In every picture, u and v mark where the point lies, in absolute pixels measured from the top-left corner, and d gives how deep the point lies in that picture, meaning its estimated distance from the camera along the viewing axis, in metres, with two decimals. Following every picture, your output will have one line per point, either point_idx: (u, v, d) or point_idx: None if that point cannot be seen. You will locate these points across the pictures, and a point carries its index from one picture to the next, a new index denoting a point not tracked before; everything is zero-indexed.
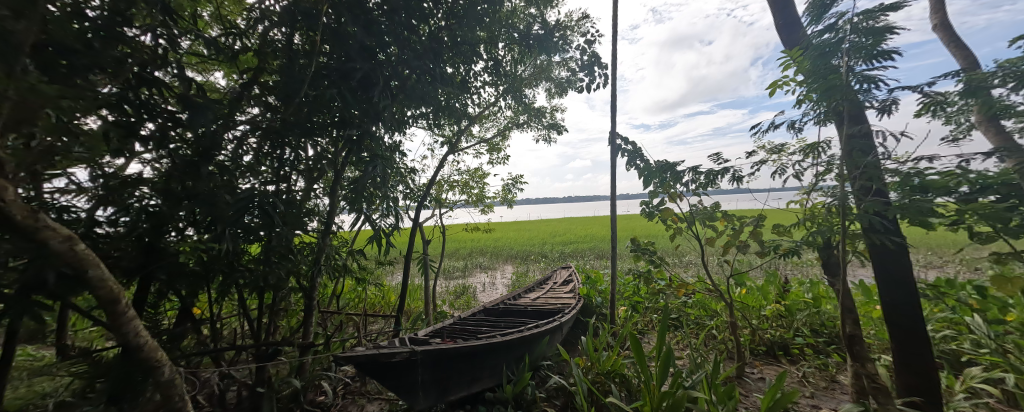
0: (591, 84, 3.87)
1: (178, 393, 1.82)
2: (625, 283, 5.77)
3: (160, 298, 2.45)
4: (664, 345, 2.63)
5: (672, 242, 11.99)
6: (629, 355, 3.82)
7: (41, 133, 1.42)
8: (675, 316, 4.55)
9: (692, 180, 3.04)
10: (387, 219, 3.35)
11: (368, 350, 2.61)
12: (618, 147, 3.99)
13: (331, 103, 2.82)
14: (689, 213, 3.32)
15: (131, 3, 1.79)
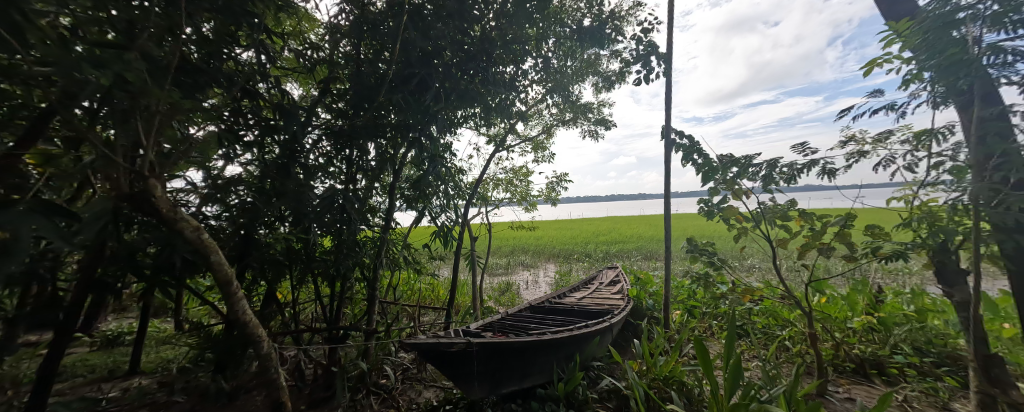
0: (646, 77, 3.70)
1: (272, 364, 2.26)
2: (679, 286, 5.45)
3: (252, 283, 2.79)
4: (733, 354, 2.43)
5: (734, 244, 11.03)
6: (689, 362, 3.60)
7: (169, 140, 1.69)
8: (740, 324, 4.20)
9: (768, 176, 2.76)
10: (443, 217, 3.53)
11: (429, 339, 2.76)
12: (673, 142, 3.77)
13: (393, 107, 3.03)
14: (758, 212, 3.03)
15: (233, 27, 2.08)
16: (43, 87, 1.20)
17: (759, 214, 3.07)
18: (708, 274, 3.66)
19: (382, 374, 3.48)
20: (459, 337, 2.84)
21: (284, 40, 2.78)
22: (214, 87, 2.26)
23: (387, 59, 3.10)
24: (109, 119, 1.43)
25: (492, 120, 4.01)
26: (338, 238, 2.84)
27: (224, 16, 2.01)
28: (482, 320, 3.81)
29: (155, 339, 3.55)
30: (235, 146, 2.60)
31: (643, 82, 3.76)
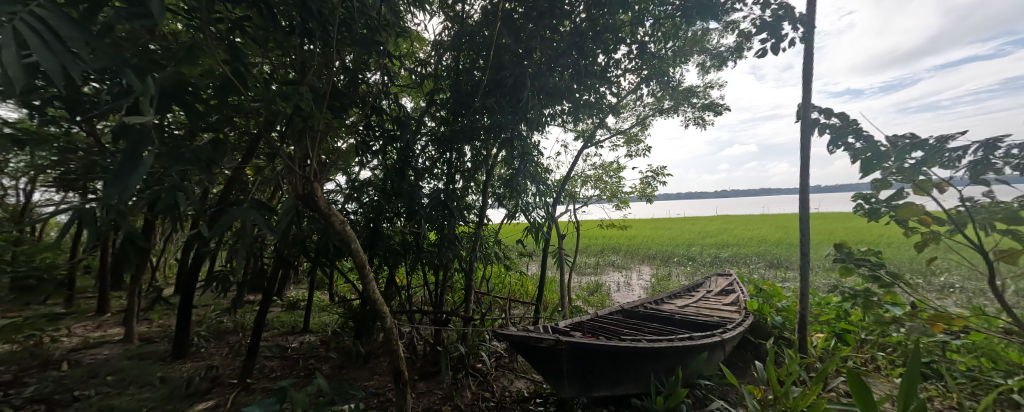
0: (774, 45, 3.17)
1: (393, 340, 2.63)
2: (822, 304, 4.51)
3: (377, 268, 3.32)
4: (909, 401, 1.91)
5: (913, 255, 8.46)
6: (834, 399, 2.98)
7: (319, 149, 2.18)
8: (926, 361, 3.26)
9: (989, 162, 2.08)
10: (535, 214, 3.61)
11: (520, 332, 2.88)
12: (814, 122, 3.18)
13: (487, 111, 3.23)
14: (961, 211, 2.33)
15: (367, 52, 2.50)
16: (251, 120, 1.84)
17: (960, 213, 2.36)
18: (866, 290, 2.95)
19: (478, 359, 3.75)
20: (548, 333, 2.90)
21: (401, 60, 3.22)
22: (350, 105, 2.76)
23: (482, 65, 3.31)
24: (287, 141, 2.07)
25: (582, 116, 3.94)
26: (441, 233, 3.17)
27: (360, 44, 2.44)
28: (572, 319, 3.79)
29: (314, 307, 4.49)
30: (365, 154, 3.13)
31: (770, 53, 3.22)
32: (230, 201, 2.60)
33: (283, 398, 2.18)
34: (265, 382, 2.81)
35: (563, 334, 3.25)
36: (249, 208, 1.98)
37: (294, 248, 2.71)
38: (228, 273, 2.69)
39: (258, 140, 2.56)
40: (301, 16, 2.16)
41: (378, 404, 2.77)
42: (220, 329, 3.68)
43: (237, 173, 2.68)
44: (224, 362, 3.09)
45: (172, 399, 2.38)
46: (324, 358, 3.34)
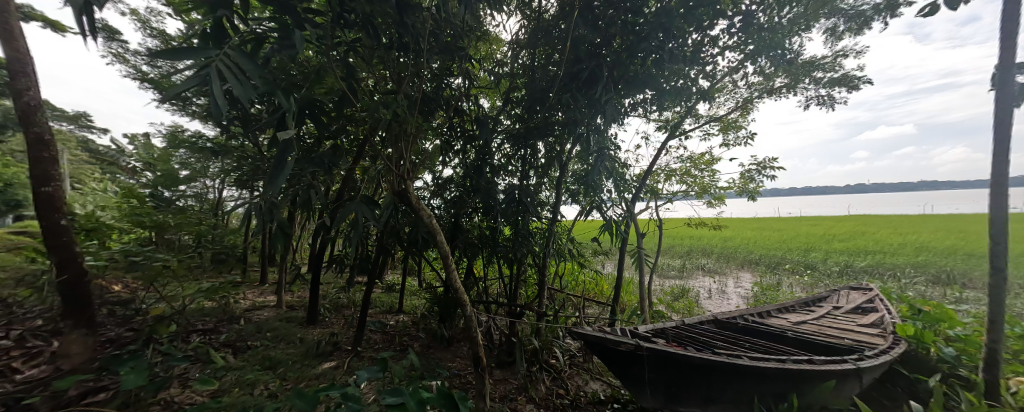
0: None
1: (474, 328, 2.82)
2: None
3: (459, 259, 3.59)
4: None
5: None
6: None
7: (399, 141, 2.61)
8: None
9: None
10: (612, 212, 3.37)
11: (598, 333, 2.83)
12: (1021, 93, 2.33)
13: (563, 106, 3.20)
14: None
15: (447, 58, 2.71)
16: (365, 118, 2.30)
17: None
18: None
19: (552, 355, 3.74)
20: (628, 338, 2.78)
21: (480, 62, 3.36)
22: (433, 110, 3.04)
23: (559, 60, 3.25)
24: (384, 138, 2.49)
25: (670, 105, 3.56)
26: (516, 228, 3.26)
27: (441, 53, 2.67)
28: (655, 325, 3.54)
29: (407, 291, 5.05)
30: (448, 154, 3.41)
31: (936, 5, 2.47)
32: (345, 196, 3.08)
33: (386, 367, 2.46)
34: (372, 351, 3.27)
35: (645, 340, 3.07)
36: (356, 204, 2.46)
37: (391, 238, 3.10)
38: (343, 257, 3.20)
39: (364, 144, 2.99)
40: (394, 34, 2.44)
41: (460, 385, 3.00)
42: (338, 303, 4.40)
43: (348, 173, 3.16)
44: (341, 330, 3.65)
45: (306, 356, 2.98)
46: (415, 336, 3.74)
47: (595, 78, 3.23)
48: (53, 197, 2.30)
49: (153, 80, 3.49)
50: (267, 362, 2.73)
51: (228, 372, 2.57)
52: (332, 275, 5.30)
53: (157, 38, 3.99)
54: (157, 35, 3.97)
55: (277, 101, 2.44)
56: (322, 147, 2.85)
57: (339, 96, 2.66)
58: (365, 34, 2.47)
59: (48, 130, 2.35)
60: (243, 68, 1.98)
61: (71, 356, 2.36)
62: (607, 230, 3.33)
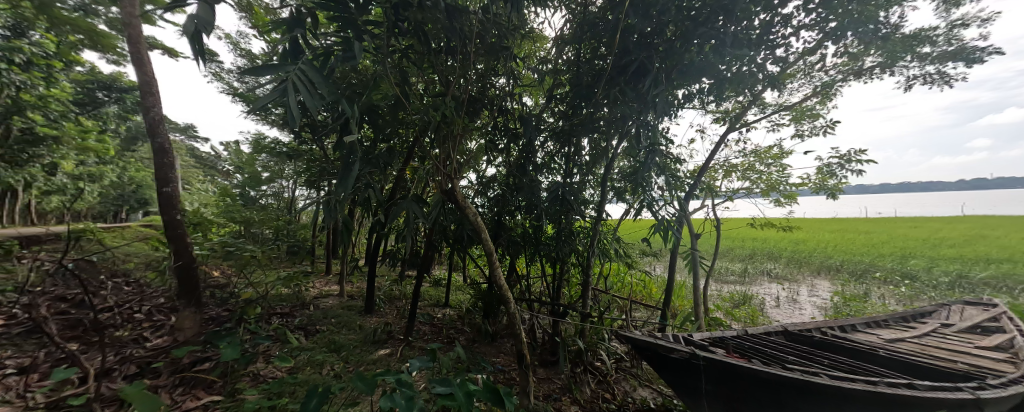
0: None
1: (517, 325, 2.84)
2: None
3: (502, 257, 3.63)
4: None
5: None
6: None
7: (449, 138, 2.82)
8: None
9: None
10: (665, 211, 3.11)
11: (648, 338, 2.71)
12: None
13: (609, 101, 3.07)
14: None
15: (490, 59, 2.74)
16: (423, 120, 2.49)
17: None
18: None
19: (598, 357, 3.62)
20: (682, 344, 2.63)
21: (525, 61, 3.36)
22: (477, 110, 3.10)
23: (607, 53, 3.11)
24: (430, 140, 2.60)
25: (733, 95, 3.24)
26: (559, 227, 3.21)
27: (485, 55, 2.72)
28: (714, 333, 3.28)
29: (453, 286, 5.23)
30: (491, 153, 3.45)
31: None
32: (396, 195, 3.27)
33: (434, 357, 2.57)
34: (421, 341, 3.44)
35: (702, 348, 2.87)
36: (405, 202, 2.60)
37: (438, 235, 3.22)
38: (394, 251, 3.41)
39: (414, 146, 3.15)
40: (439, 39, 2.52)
41: (504, 380, 3.03)
42: (391, 295, 4.68)
43: (400, 173, 3.34)
44: (394, 320, 3.88)
45: (363, 342, 3.22)
46: (460, 330, 3.86)
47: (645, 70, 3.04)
48: (171, 196, 2.65)
49: (240, 94, 3.99)
50: (329, 346, 3.00)
51: (300, 351, 2.87)
52: (386, 268, 5.65)
53: (244, 58, 4.56)
54: (244, 55, 4.53)
55: (339, 109, 2.70)
56: (377, 149, 3.05)
57: (393, 100, 2.86)
58: (417, 40, 2.62)
59: (167, 138, 2.70)
60: (313, 81, 2.26)
61: (185, 329, 2.69)
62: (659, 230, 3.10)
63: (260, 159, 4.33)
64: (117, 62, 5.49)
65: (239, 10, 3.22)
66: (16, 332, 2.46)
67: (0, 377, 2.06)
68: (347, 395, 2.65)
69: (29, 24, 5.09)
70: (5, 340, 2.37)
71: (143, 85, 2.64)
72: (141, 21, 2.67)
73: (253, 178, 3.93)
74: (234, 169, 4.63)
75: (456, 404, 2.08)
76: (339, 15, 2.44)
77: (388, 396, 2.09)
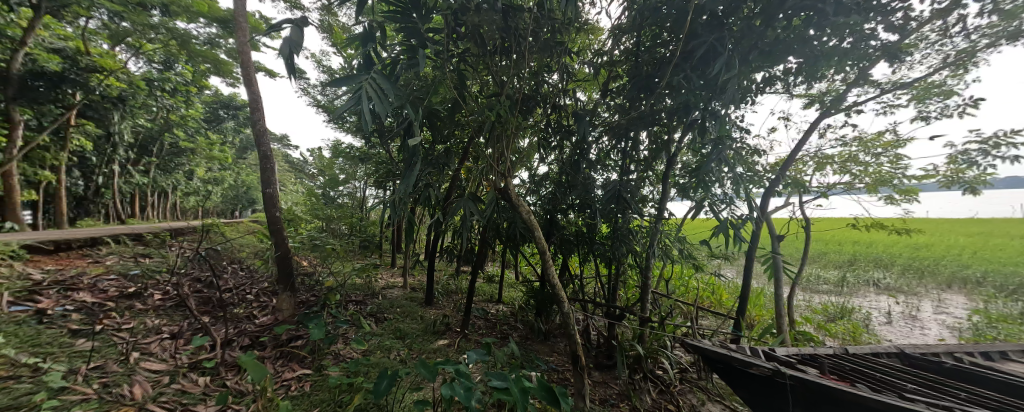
0: None
1: (571, 325, 2.80)
2: None
3: (556, 255, 3.61)
4: None
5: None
6: None
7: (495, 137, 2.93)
8: None
9: None
10: (727, 211, 2.84)
11: (721, 348, 2.49)
12: None
13: (671, 91, 2.85)
14: None
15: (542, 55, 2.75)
16: (482, 116, 2.64)
17: None
18: None
19: (659, 365, 3.39)
20: (761, 359, 2.38)
21: (580, 55, 3.27)
22: (529, 108, 3.11)
23: (671, 39, 2.84)
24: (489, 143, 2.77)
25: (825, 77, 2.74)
26: (615, 226, 3.07)
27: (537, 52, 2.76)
28: (805, 348, 2.89)
29: (506, 283, 5.33)
30: (544, 151, 3.44)
31: None
32: (453, 194, 3.43)
33: (490, 352, 2.66)
34: (476, 335, 3.58)
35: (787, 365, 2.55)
36: (463, 200, 2.74)
37: (491, 232, 3.32)
38: (452, 247, 3.59)
39: (469, 146, 3.27)
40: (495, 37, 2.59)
41: (558, 379, 3.01)
42: (449, 289, 4.91)
43: (455, 173, 3.49)
44: (452, 313, 4.09)
45: (424, 331, 3.46)
46: (514, 326, 3.91)
47: (716, 53, 2.73)
48: (272, 195, 3.13)
49: (323, 105, 4.52)
50: (395, 334, 3.28)
51: (371, 336, 3.17)
52: (444, 263, 5.95)
53: (326, 73, 5.16)
54: (326, 71, 5.12)
55: (404, 114, 2.93)
56: (435, 150, 3.24)
57: (451, 103, 3.01)
58: (473, 43, 2.72)
59: (268, 146, 3.17)
60: (383, 88, 2.49)
61: (283, 310, 3.15)
62: (719, 232, 2.84)
63: (339, 163, 4.88)
64: (236, 84, 6.62)
65: (322, 31, 3.65)
66: (168, 304, 3.11)
67: (158, 339, 2.63)
68: (412, 380, 2.87)
69: (174, 58, 6.34)
70: (161, 310, 3.02)
71: (252, 102, 3.13)
72: (249, 47, 3.18)
73: (332, 181, 4.64)
74: (319, 172, 5.26)
75: (512, 399, 2.14)
76: (404, 26, 2.64)
77: (449, 385, 2.22)
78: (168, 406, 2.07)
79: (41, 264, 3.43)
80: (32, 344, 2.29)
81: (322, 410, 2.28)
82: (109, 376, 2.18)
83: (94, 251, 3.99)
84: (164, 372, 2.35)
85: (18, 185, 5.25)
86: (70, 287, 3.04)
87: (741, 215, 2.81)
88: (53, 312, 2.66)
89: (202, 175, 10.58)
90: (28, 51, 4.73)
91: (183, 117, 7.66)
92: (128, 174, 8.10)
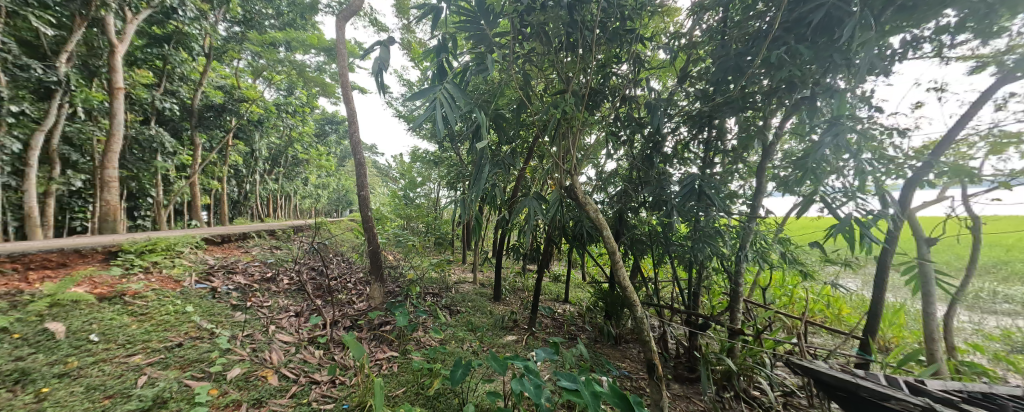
0: None
1: (645, 329, 2.61)
2: None
3: (628, 256, 3.41)
4: None
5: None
6: None
7: (561, 134, 2.89)
8: None
9: None
10: (852, 206, 2.20)
11: (842, 372, 2.08)
12: None
13: (768, 69, 2.43)
14: None
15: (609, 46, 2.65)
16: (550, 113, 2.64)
17: None
18: None
19: (755, 384, 2.92)
20: (905, 392, 1.89)
21: (654, 40, 2.98)
22: (594, 104, 3.01)
23: (767, 8, 2.36)
24: (554, 138, 2.74)
25: (1005, 32, 2.03)
26: (695, 226, 2.75)
27: (603, 42, 2.67)
28: (974, 384, 2.15)
29: (572, 283, 5.25)
30: (613, 147, 3.29)
31: None
32: (517, 193, 3.50)
33: (558, 351, 2.64)
34: (543, 333, 3.59)
35: (943, 403, 1.93)
36: (528, 198, 2.78)
37: (558, 231, 3.29)
38: (519, 245, 3.67)
39: (534, 145, 3.29)
40: (563, 32, 2.55)
41: (632, 387, 2.82)
42: (515, 287, 5.02)
43: (520, 172, 3.54)
44: (520, 310, 4.19)
45: (494, 326, 3.60)
46: (583, 328, 3.81)
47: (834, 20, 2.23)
48: (365, 197, 3.58)
49: (404, 115, 5.01)
50: (467, 326, 3.48)
51: (447, 327, 3.43)
52: (511, 260, 6.11)
53: (406, 86, 5.72)
54: (407, 84, 5.69)
55: (472, 118, 3.07)
56: (501, 151, 3.34)
57: (517, 104, 3.06)
58: (538, 42, 2.71)
59: (362, 155, 3.63)
60: (455, 95, 2.64)
61: (375, 297, 3.60)
62: (838, 233, 2.20)
63: (418, 167, 5.39)
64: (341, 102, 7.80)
65: (402, 49, 4.05)
66: (293, 288, 3.80)
67: (287, 316, 3.23)
68: (484, 371, 3.02)
69: (295, 85, 7.70)
70: (289, 293, 3.70)
71: (349, 117, 3.61)
72: (346, 70, 3.67)
73: (412, 184, 5.14)
74: (401, 175, 5.86)
75: (583, 401, 2.09)
76: (474, 34, 2.75)
77: (518, 380, 2.26)
78: (295, 371, 2.55)
79: (213, 252, 4.49)
80: (209, 313, 3.01)
81: (408, 389, 2.54)
82: (256, 342, 2.75)
83: (244, 243, 5.09)
84: (292, 343, 2.88)
85: (200, 192, 6.93)
86: (231, 271, 3.93)
87: (871, 211, 2.15)
88: (221, 289, 3.46)
89: (314, 180, 12.60)
90: (204, 89, 6.21)
91: (301, 133, 9.25)
92: (266, 181, 10.09)
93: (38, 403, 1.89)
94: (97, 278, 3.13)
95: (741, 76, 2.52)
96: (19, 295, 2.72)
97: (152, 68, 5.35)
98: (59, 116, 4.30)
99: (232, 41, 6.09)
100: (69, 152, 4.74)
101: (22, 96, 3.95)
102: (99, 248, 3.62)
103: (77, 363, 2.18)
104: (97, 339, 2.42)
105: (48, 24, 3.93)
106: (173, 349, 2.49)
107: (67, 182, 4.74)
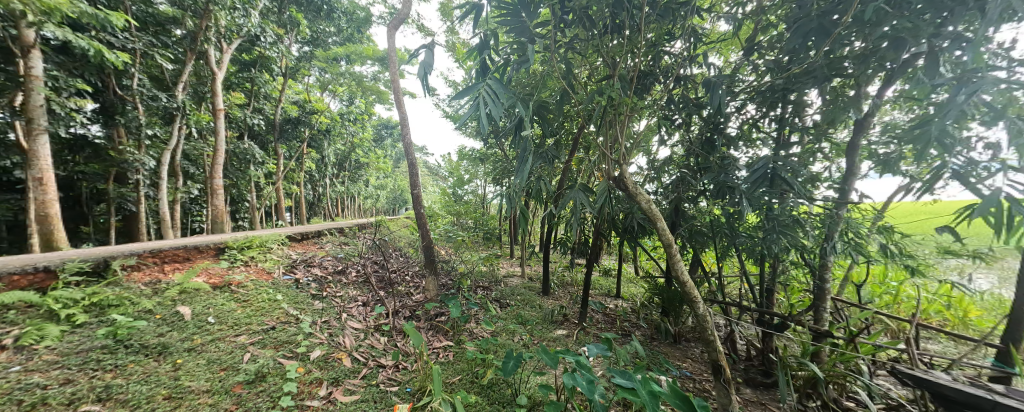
0: None
1: (708, 327, 2.37)
2: None
3: (686, 249, 3.16)
4: None
5: None
6: None
7: (608, 122, 2.76)
8: None
9: None
10: (1004, 180, 1.73)
11: (977, 388, 1.68)
12: None
13: (861, 29, 2.02)
14: None
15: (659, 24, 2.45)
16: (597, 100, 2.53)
17: None
18: None
19: (848, 395, 2.51)
20: None
21: (713, 11, 2.66)
22: (641, 86, 2.84)
23: None
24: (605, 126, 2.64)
25: None
26: (766, 215, 2.43)
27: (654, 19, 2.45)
28: None
29: (624, 277, 5.04)
30: (667, 132, 3.05)
31: None
32: (563, 186, 3.43)
33: (611, 347, 2.52)
34: (595, 328, 3.49)
35: None
36: (576, 190, 2.69)
37: (607, 224, 3.16)
38: (566, 239, 3.60)
39: (579, 136, 3.20)
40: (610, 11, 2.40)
41: (695, 389, 2.61)
42: (564, 281, 4.97)
43: (565, 164, 3.45)
44: (570, 305, 4.13)
45: (545, 320, 3.58)
46: (637, 324, 3.61)
47: None
48: (417, 196, 3.80)
49: (450, 115, 5.17)
50: (517, 320, 3.52)
51: (497, 319, 3.50)
52: (559, 254, 6.03)
53: (451, 87, 5.90)
54: (452, 85, 5.89)
55: (516, 112, 3.04)
56: (546, 143, 3.29)
57: (560, 95, 2.97)
58: (582, 27, 2.58)
59: (413, 157, 3.82)
60: (498, 90, 2.63)
61: (429, 289, 3.80)
62: (981, 215, 1.74)
63: (465, 164, 5.57)
64: None
65: (447, 51, 4.16)
66: (360, 280, 4.17)
67: (356, 305, 3.55)
68: (536, 364, 3.01)
69: (356, 94, 8.42)
70: (356, 284, 4.06)
71: (401, 121, 3.82)
72: (397, 76, 3.85)
73: (460, 181, 5.36)
74: (450, 174, 6.09)
75: (639, 401, 1.97)
76: (515, 27, 2.69)
77: (570, 375, 2.20)
78: (364, 355, 2.80)
79: (295, 248, 5.12)
80: (294, 301, 3.41)
81: (463, 377, 2.65)
82: (332, 328, 3.07)
83: (320, 240, 5.72)
84: (361, 329, 3.16)
85: (284, 196, 7.91)
86: (309, 264, 4.43)
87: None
88: (303, 280, 3.91)
89: (374, 181, 13.64)
90: (284, 105, 7.05)
91: (361, 139, 10.11)
92: (335, 184, 11.20)
93: (175, 371, 2.31)
94: (211, 270, 3.73)
95: (825, 40, 2.13)
96: (158, 284, 3.34)
97: (243, 90, 6.18)
98: (180, 137, 5.17)
99: (303, 60, 6.83)
100: (187, 165, 5.71)
101: (155, 122, 4.83)
102: (212, 245, 4.30)
103: (200, 340, 2.62)
104: (213, 321, 2.88)
105: (169, 60, 4.68)
106: (268, 331, 2.88)
107: (187, 191, 5.71)
